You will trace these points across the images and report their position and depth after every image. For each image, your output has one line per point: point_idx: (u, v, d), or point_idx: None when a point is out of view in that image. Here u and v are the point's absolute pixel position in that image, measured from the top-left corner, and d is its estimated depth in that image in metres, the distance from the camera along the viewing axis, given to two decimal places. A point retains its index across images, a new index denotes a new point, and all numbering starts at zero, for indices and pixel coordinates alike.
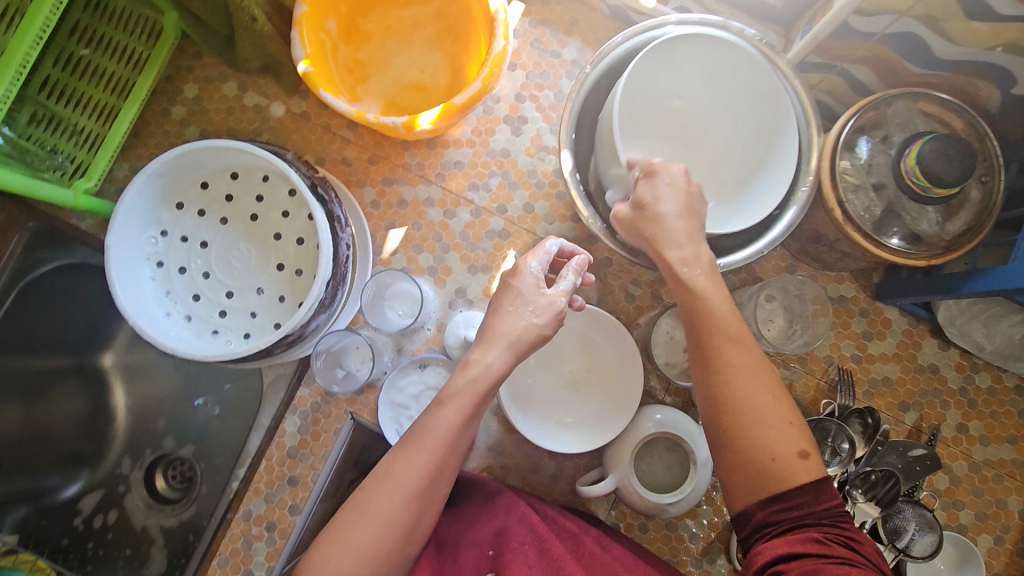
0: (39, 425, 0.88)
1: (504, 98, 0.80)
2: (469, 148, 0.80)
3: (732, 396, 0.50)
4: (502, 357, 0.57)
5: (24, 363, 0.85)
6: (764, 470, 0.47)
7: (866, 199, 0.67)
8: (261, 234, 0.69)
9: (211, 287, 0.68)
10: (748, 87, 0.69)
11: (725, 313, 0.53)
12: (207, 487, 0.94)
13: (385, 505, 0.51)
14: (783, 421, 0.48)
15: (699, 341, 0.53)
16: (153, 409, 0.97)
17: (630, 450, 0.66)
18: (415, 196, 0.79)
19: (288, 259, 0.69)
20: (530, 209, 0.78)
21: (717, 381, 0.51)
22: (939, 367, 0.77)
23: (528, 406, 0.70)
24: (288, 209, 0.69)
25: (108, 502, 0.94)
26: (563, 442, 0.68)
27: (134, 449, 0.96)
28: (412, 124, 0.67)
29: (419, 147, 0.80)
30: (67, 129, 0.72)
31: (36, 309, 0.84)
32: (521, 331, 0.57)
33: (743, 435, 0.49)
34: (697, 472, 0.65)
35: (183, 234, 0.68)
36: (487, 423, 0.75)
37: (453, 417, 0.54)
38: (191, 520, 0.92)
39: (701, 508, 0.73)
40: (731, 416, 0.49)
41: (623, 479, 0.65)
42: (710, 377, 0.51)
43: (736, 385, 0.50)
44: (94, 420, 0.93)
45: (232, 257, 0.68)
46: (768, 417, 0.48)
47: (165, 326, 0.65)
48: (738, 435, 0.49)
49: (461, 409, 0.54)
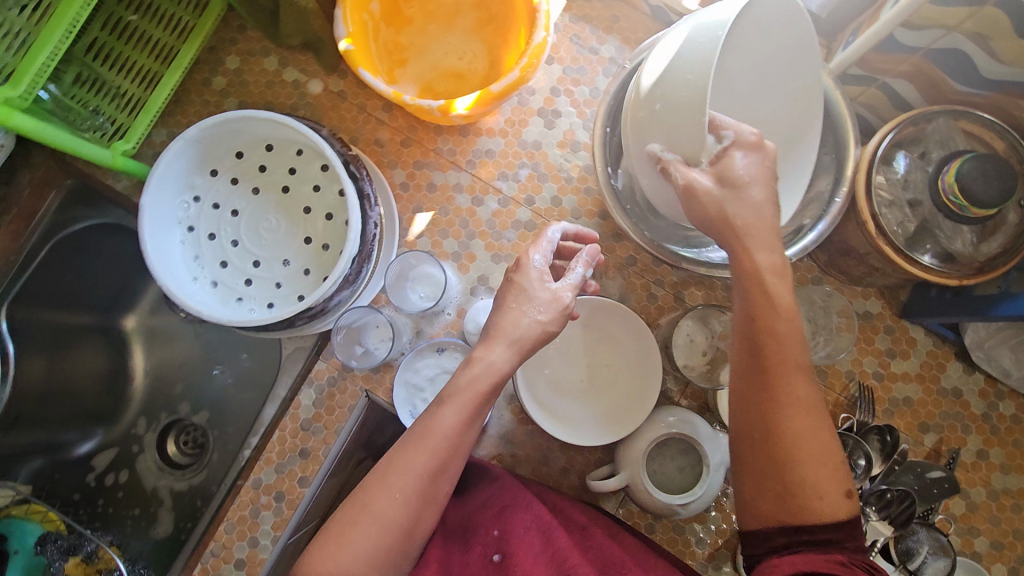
0: (60, 379, 0.89)
1: (539, 91, 0.79)
2: (502, 138, 0.79)
3: (788, 425, 0.47)
4: (504, 355, 0.55)
5: (48, 318, 0.86)
6: (807, 506, 0.45)
7: (899, 214, 0.66)
8: (292, 206, 0.70)
9: (239, 255, 0.68)
10: (790, 69, 0.63)
11: (795, 338, 0.50)
12: (218, 454, 0.96)
13: (383, 505, 0.51)
14: (834, 462, 0.47)
15: (763, 360, 0.49)
16: (171, 373, 0.99)
17: (643, 447, 0.65)
18: (444, 181, 0.79)
19: (317, 233, 0.69)
20: (558, 203, 0.78)
21: (769, 409, 0.48)
22: (962, 391, 0.75)
23: (547, 394, 0.71)
24: (319, 184, 0.70)
25: (121, 461, 0.96)
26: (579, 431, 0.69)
27: (149, 412, 0.98)
28: (449, 108, 0.67)
29: (451, 133, 0.79)
30: (110, 92, 0.72)
31: (63, 267, 0.85)
32: (524, 329, 0.55)
33: (793, 467, 0.46)
34: (710, 475, 0.65)
35: (215, 200, 0.69)
36: (501, 412, 0.75)
37: (454, 415, 0.53)
38: (201, 485, 0.94)
39: (709, 513, 0.72)
40: (775, 447, 0.47)
41: (634, 476, 0.65)
42: (767, 400, 0.49)
43: (794, 416, 0.47)
44: (113, 381, 0.95)
45: (262, 228, 0.69)
46: (820, 455, 0.46)
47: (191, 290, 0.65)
48: (789, 467, 0.46)
49: (462, 409, 0.53)
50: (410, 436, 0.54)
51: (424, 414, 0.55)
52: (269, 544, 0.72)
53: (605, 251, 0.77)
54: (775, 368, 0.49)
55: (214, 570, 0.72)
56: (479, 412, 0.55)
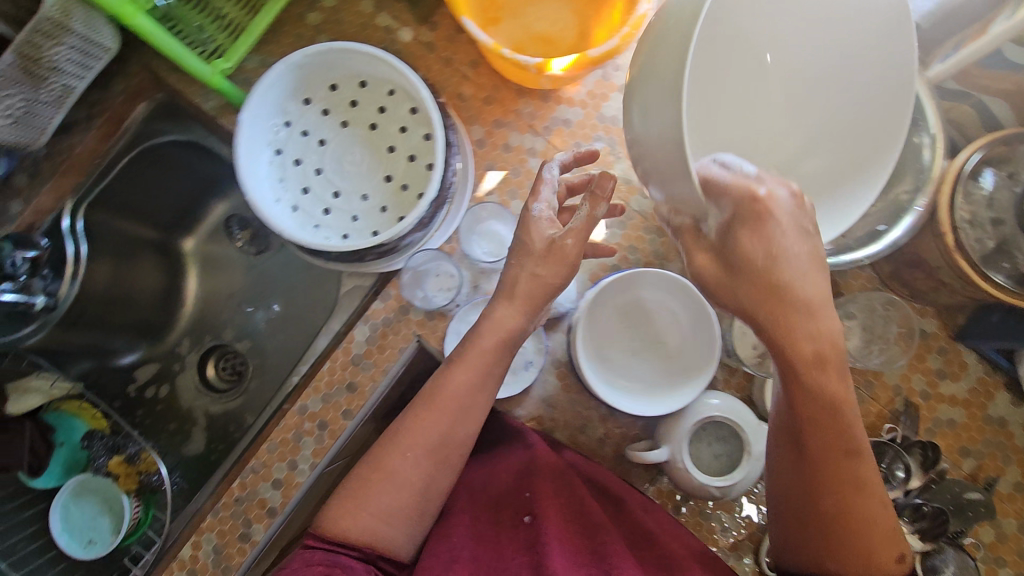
0: (121, 287, 0.92)
1: (624, 68, 0.78)
2: (581, 109, 0.79)
3: (836, 507, 0.52)
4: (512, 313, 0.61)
5: (120, 224, 0.90)
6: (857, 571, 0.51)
7: (979, 231, 0.65)
8: (377, 144, 0.71)
9: (321, 184, 0.70)
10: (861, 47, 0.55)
11: (857, 424, 0.51)
12: (256, 383, 1.00)
13: (398, 461, 0.57)
14: (886, 532, 0.51)
15: (815, 444, 0.52)
16: (222, 300, 1.03)
17: (688, 425, 0.66)
18: (520, 143, 0.79)
19: (397, 173, 0.71)
20: (628, 180, 0.77)
21: (819, 488, 0.52)
22: (1008, 421, 0.73)
23: (602, 367, 0.70)
24: (405, 125, 0.71)
25: (162, 376, 1.00)
26: (633, 402, 0.67)
27: (194, 334, 1.03)
28: (546, 66, 0.68)
29: (533, 98, 0.79)
30: (215, 12, 0.75)
31: (140, 176, 0.88)
32: (525, 280, 0.60)
33: (845, 542, 0.51)
34: (749, 463, 0.65)
35: (305, 129, 0.71)
36: (545, 377, 0.75)
37: (463, 377, 0.60)
38: (236, 411, 0.99)
39: (739, 502, 0.72)
40: (830, 523, 0.52)
41: (675, 452, 0.66)
42: (821, 482, 0.52)
43: (848, 498, 0.51)
44: (167, 297, 1.00)
45: (345, 161, 0.71)
46: (871, 531, 0.51)
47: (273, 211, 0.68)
48: (839, 542, 0.51)
49: (470, 371, 0.60)
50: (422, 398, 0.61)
51: (434, 376, 0.61)
52: (307, 469, 0.74)
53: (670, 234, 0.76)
54: (821, 444, 0.51)
55: (252, 486, 0.74)
56: (484, 379, 0.61)
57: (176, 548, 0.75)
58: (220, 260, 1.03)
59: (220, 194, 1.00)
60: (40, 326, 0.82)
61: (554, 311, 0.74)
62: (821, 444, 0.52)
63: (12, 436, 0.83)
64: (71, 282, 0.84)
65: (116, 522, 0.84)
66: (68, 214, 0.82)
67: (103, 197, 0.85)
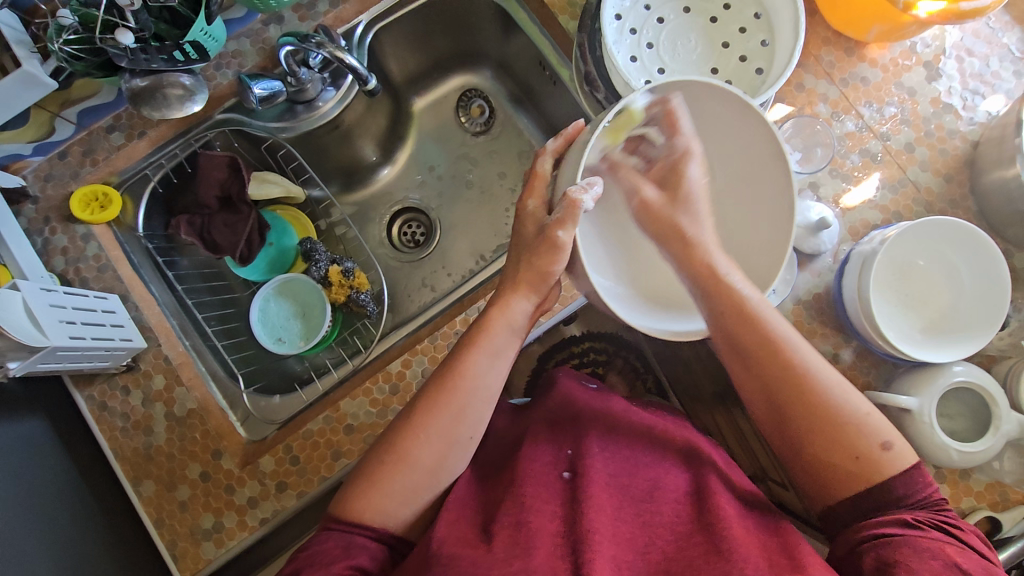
0: (348, 153, 0.97)
1: (934, 45, 0.79)
2: (882, 71, 0.79)
3: (829, 415, 0.53)
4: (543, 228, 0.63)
5: (389, 71, 0.94)
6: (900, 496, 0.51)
7: None
8: (713, 37, 0.70)
9: (651, 57, 0.70)
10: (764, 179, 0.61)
11: (811, 362, 0.55)
12: (437, 253, 1.02)
13: (339, 538, 0.56)
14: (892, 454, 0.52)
15: (799, 393, 0.54)
16: (423, 166, 1.05)
17: (936, 380, 0.64)
18: (813, 86, 0.79)
19: (725, 68, 0.70)
20: (910, 149, 0.77)
21: (811, 412, 0.54)
22: None
23: (890, 320, 0.68)
24: (745, 27, 0.70)
25: (373, 216, 1.04)
26: (915, 350, 0.66)
27: (391, 194, 1.05)
28: (911, 6, 0.66)
29: (837, 48, 0.79)
30: None
31: (404, 20, 0.87)
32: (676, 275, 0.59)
33: (863, 454, 0.52)
34: (999, 430, 0.63)
35: (648, 3, 0.71)
36: (782, 308, 0.73)
37: (412, 439, 0.60)
38: (408, 276, 1.01)
39: (940, 481, 0.68)
40: (834, 435, 0.53)
41: (926, 405, 0.63)
42: (808, 408, 0.54)
43: (837, 406, 0.54)
44: (388, 145, 1.02)
45: (679, 44, 0.70)
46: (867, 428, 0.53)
47: (695, 41, 0.70)
48: (860, 456, 0.52)
49: (433, 437, 0.60)
50: (367, 482, 0.59)
51: (371, 465, 0.60)
52: None
53: (939, 211, 0.76)
54: (807, 432, 0.54)
55: None
56: (416, 491, 0.59)
57: (382, 362, 0.77)
58: (441, 131, 1.05)
59: (463, 66, 1.01)
60: (282, 129, 0.85)
61: (816, 248, 0.73)
62: (834, 457, 0.53)
63: (239, 218, 0.86)
64: (336, 102, 0.86)
65: (306, 329, 0.87)
66: (363, 25, 0.83)
67: (381, 34, 0.86)
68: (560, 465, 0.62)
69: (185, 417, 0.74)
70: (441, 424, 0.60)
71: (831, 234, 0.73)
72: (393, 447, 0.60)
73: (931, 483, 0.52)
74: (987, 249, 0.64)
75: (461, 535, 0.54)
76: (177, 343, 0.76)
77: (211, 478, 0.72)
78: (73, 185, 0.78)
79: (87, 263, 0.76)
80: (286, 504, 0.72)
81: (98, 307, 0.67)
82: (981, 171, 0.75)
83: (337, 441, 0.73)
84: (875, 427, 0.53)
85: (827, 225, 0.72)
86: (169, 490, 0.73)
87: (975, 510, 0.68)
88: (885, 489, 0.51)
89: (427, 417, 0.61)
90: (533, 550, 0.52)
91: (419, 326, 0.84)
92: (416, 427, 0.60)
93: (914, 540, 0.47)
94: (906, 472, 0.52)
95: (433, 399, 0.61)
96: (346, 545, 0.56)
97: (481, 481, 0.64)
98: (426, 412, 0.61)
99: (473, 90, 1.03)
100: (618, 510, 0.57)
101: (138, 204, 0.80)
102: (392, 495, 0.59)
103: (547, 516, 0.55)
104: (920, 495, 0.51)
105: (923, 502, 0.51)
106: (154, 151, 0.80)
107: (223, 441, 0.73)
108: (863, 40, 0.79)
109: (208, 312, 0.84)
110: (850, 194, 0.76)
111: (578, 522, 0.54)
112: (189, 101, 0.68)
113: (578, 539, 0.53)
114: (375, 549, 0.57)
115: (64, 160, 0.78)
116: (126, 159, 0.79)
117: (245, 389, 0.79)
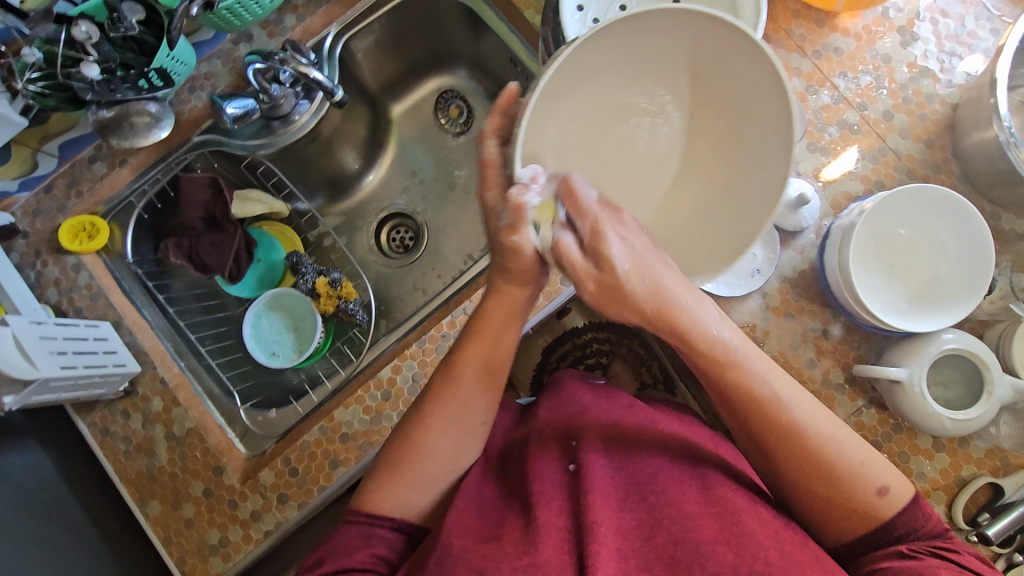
0: (329, 164, 0.98)
1: (906, 9, 0.78)
2: (855, 40, 0.78)
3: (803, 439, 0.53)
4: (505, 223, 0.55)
5: (363, 80, 0.94)
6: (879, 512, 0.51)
7: None
8: None
9: None
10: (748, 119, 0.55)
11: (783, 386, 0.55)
12: (426, 256, 1.02)
13: (354, 530, 0.57)
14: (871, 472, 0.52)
15: (773, 421, 0.54)
16: (406, 171, 1.05)
17: (923, 349, 0.63)
18: (785, 61, 0.78)
19: None
20: (889, 117, 0.76)
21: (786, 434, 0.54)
22: None
23: (879, 287, 0.67)
24: (708, 8, 0.70)
25: (360, 225, 1.04)
26: (900, 320, 0.65)
27: (376, 201, 1.05)
28: None
29: (807, 21, 0.78)
30: None
31: (372, 28, 0.87)
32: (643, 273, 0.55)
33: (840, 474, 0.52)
34: (991, 398, 0.62)
35: None
36: (768, 288, 0.72)
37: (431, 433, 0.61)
38: (398, 281, 1.01)
39: (937, 449, 0.67)
40: (811, 456, 0.53)
41: (914, 375, 0.63)
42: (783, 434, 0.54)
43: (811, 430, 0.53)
44: (370, 153, 1.03)
45: None
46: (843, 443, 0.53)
47: None
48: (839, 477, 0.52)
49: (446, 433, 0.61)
50: (383, 475, 0.60)
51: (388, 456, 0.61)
52: None
53: (922, 177, 0.75)
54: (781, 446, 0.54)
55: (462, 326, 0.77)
56: (431, 487, 0.60)
57: (373, 369, 0.78)
58: (420, 134, 1.05)
59: (438, 68, 1.01)
60: (262, 146, 0.86)
61: (797, 225, 0.72)
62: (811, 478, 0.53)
63: (225, 236, 0.87)
64: (311, 114, 0.87)
65: (298, 342, 0.89)
66: (332, 36, 0.84)
67: (350, 45, 0.87)
68: (566, 459, 0.61)
69: (184, 437, 0.75)
70: (449, 415, 0.61)
71: (811, 210, 0.72)
72: (406, 439, 0.61)
73: (930, 507, 0.52)
74: (969, 218, 0.64)
75: (464, 530, 0.54)
76: (171, 365, 0.77)
77: (214, 494, 0.74)
78: (61, 217, 0.80)
79: (80, 292, 0.78)
80: (288, 515, 0.73)
81: (90, 335, 0.70)
82: (962, 134, 0.74)
83: (334, 450, 0.74)
84: (858, 458, 0.53)
85: (807, 201, 0.70)
86: (174, 508, 0.74)
87: (976, 477, 0.67)
88: (885, 531, 0.51)
89: (434, 403, 0.61)
90: (538, 545, 0.51)
91: (409, 330, 0.84)
92: (426, 419, 0.61)
93: (914, 565, 0.47)
94: (907, 510, 0.51)
95: (440, 392, 0.62)
96: (365, 536, 0.56)
97: (487, 477, 0.63)
98: (432, 403, 0.62)
99: (450, 91, 1.03)
100: (623, 503, 0.57)
101: (125, 231, 0.82)
102: (403, 486, 0.59)
103: (554, 510, 0.55)
104: (923, 530, 0.51)
105: (920, 529, 0.51)
106: (137, 177, 0.81)
107: (223, 457, 0.75)
108: (832, 10, 0.78)
109: (202, 332, 0.85)
110: (829, 167, 0.75)
111: (582, 514, 0.54)
112: (157, 127, 0.72)
113: (584, 531, 0.52)
114: (389, 544, 0.57)
115: (50, 194, 0.80)
116: (110, 188, 0.81)
117: (242, 405, 0.81)
